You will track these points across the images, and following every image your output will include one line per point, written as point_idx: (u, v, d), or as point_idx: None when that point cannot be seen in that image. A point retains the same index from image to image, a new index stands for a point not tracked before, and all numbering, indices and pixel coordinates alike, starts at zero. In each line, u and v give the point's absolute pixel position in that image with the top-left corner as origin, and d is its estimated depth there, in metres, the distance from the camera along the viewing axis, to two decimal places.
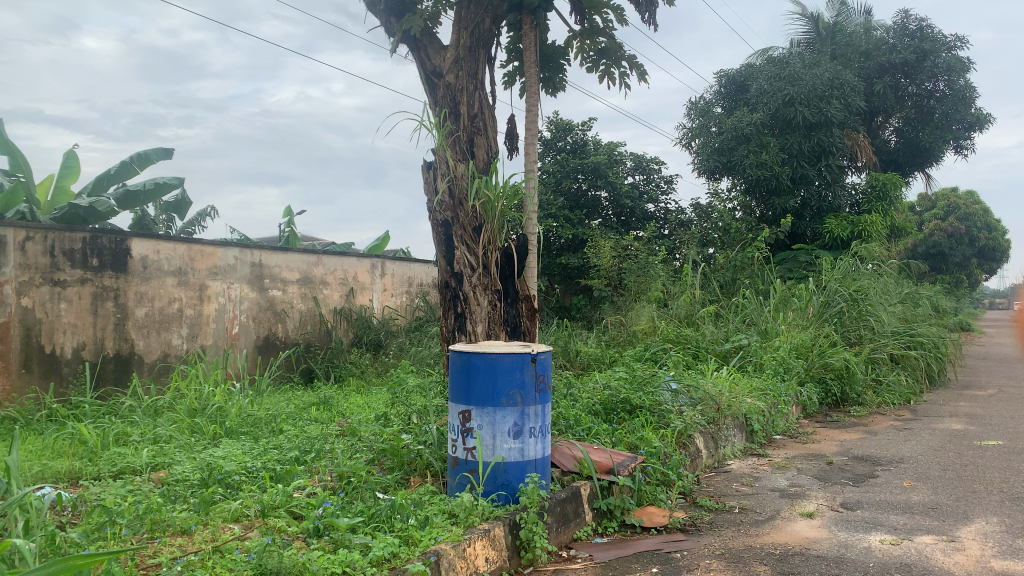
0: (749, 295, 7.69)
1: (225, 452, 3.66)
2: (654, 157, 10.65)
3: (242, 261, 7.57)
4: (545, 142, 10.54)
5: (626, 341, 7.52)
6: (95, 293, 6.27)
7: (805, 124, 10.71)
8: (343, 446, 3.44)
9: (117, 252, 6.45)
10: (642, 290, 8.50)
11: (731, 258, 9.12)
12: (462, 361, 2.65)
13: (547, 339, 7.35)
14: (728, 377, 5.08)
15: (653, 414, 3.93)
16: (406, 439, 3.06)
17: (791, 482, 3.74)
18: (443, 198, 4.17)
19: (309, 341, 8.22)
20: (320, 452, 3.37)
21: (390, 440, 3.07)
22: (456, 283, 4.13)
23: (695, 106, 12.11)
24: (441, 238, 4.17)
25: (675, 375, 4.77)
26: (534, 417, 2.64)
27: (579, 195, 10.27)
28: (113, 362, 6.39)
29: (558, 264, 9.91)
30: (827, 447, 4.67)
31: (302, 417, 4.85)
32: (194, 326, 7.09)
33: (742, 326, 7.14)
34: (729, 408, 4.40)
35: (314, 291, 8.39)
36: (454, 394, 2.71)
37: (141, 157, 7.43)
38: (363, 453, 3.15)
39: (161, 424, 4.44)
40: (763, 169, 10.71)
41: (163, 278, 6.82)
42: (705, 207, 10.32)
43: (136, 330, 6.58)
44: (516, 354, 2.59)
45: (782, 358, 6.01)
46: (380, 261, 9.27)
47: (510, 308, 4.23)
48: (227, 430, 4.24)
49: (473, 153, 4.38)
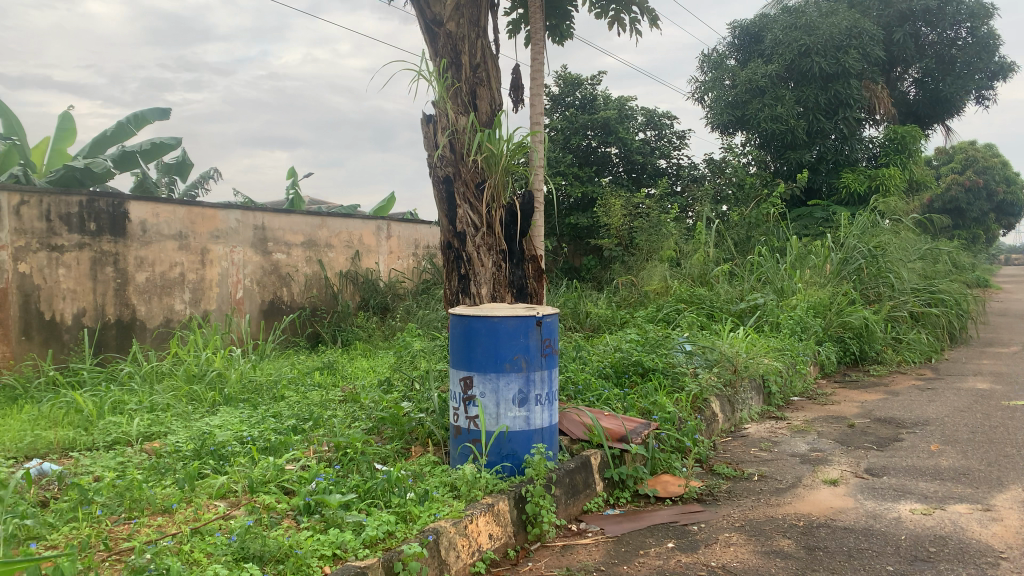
0: (764, 253, 7.47)
1: (222, 421, 3.52)
2: (665, 112, 10.34)
3: (245, 224, 7.40)
4: (553, 97, 10.25)
5: (638, 301, 7.34)
6: (93, 258, 6.13)
7: (822, 75, 10.36)
8: (343, 414, 3.30)
9: (115, 216, 6.28)
10: (654, 249, 8.33)
11: (746, 215, 8.87)
12: (462, 325, 2.48)
13: (556, 301, 7.19)
14: (745, 337, 4.90)
15: (667, 377, 3.78)
16: (407, 407, 2.91)
17: (812, 446, 3.58)
18: (444, 154, 3.96)
19: (315, 305, 8.09)
20: (319, 420, 3.22)
21: (390, 408, 2.91)
22: (458, 243, 3.95)
23: (707, 58, 11.75)
24: (443, 196, 3.98)
25: (690, 336, 4.59)
26: (539, 383, 2.48)
27: (589, 152, 10.01)
28: (114, 328, 6.27)
29: (567, 224, 9.70)
30: (848, 408, 4.50)
31: (305, 383, 4.71)
32: (197, 291, 6.96)
33: (758, 285, 6.93)
34: (746, 370, 4.23)
35: (319, 254, 8.22)
36: (454, 360, 2.54)
37: (137, 117, 7.23)
38: (362, 421, 3.00)
39: (159, 392, 4.31)
40: (778, 123, 10.40)
41: (163, 242, 6.67)
42: (719, 162, 10.07)
43: (137, 295, 6.45)
44: (520, 317, 2.42)
45: (800, 317, 5.81)
46: (386, 223, 9.08)
47: (516, 269, 4.08)
48: (227, 398, 4.11)
49: (475, 106, 4.17)
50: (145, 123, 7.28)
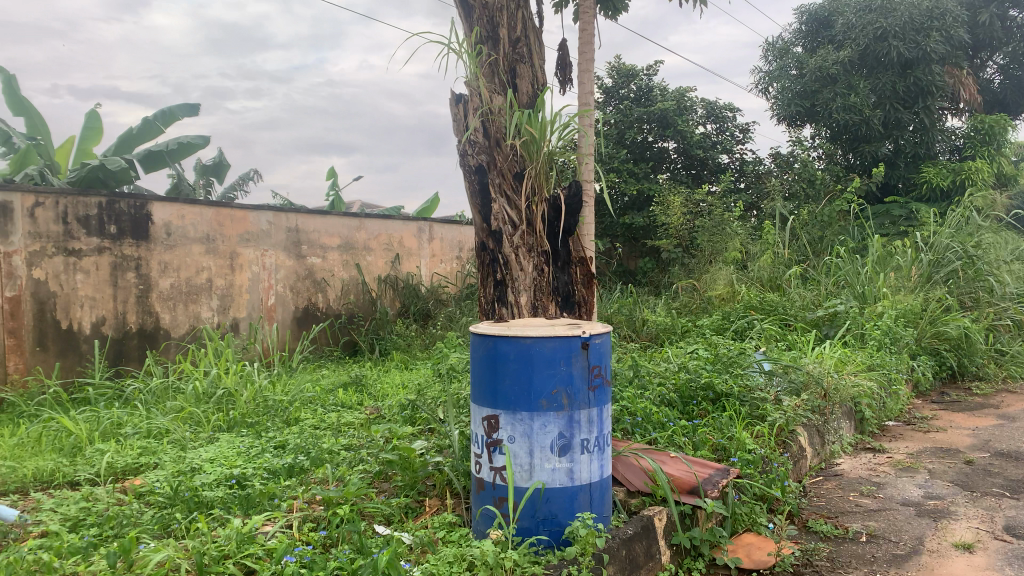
0: (841, 253, 6.74)
1: (216, 453, 3.01)
2: (726, 103, 9.60)
3: (277, 227, 6.97)
4: (606, 89, 9.59)
5: (701, 308, 6.67)
6: (114, 263, 5.74)
7: (900, 60, 9.46)
8: (353, 449, 2.76)
9: (138, 218, 5.90)
10: (717, 251, 7.66)
11: (817, 212, 8.09)
12: (487, 349, 1.92)
13: (608, 308, 6.60)
14: (832, 351, 4.20)
15: (743, 404, 3.18)
16: (422, 446, 2.36)
17: (926, 492, 2.89)
18: (475, 139, 3.41)
19: (352, 311, 7.62)
20: (322, 458, 2.68)
21: (400, 446, 2.36)
22: (493, 244, 3.38)
23: (772, 47, 10.94)
24: (475, 188, 3.43)
25: (766, 352, 3.93)
26: (586, 425, 1.89)
27: (645, 147, 9.37)
28: (136, 337, 5.89)
29: (622, 225, 9.06)
30: (958, 438, 3.77)
31: (325, 402, 4.20)
32: (226, 297, 6.54)
33: (836, 291, 6.17)
34: (837, 394, 3.54)
35: (357, 258, 7.73)
36: (476, 393, 1.98)
37: (165, 114, 6.89)
38: (367, 461, 2.46)
39: (163, 413, 3.85)
40: (851, 113, 9.58)
41: (189, 246, 6.26)
42: (787, 156, 9.27)
43: (161, 303, 6.06)
44: (560, 338, 1.85)
45: (890, 326, 5.07)
46: (428, 224, 8.56)
47: (561, 273, 3.51)
48: (234, 421, 3.62)
49: (514, 84, 3.58)
50: (173, 119, 6.93)
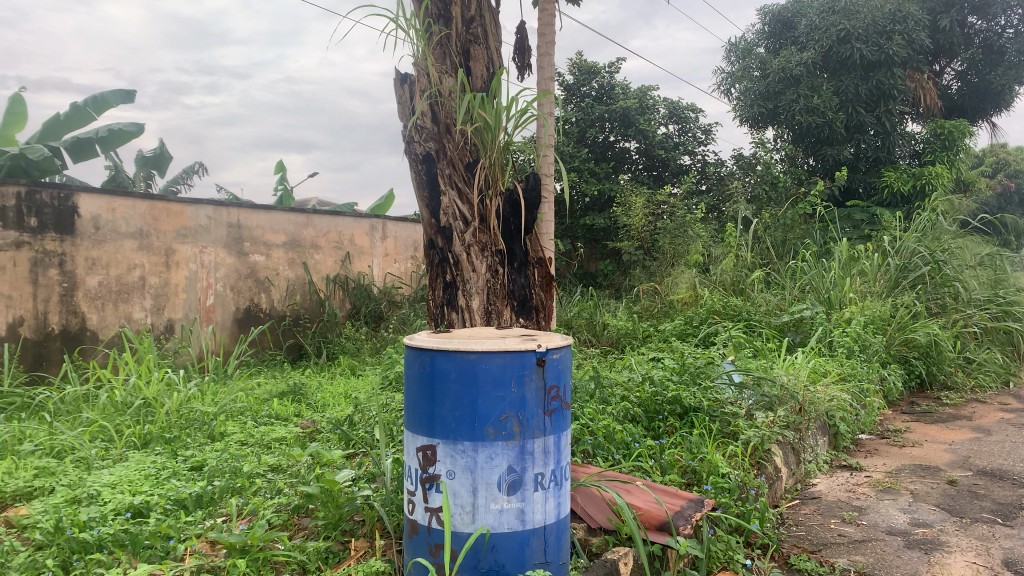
0: (806, 257, 6.55)
1: (119, 477, 2.62)
2: (689, 104, 9.38)
3: (217, 222, 6.52)
4: (567, 87, 9.31)
5: (663, 313, 6.42)
6: (35, 259, 5.28)
7: (862, 62, 9.34)
8: (274, 476, 2.42)
9: (62, 210, 5.44)
10: (679, 253, 7.46)
11: (781, 216, 7.91)
12: (423, 365, 1.60)
13: (568, 311, 6.32)
14: (805, 360, 3.96)
15: (713, 420, 2.92)
16: (349, 476, 2.04)
17: (912, 518, 2.64)
18: (423, 124, 3.07)
19: (298, 312, 7.16)
20: (237, 487, 2.35)
21: (324, 477, 2.04)
22: (443, 242, 3.05)
23: (734, 48, 10.76)
24: (423, 179, 3.09)
25: (736, 361, 3.67)
26: (541, 457, 1.59)
27: (606, 147, 9.12)
28: (59, 339, 5.43)
29: (582, 225, 8.80)
30: (935, 454, 3.56)
31: (259, 413, 3.84)
32: (160, 297, 6.09)
33: (801, 297, 5.97)
34: (812, 408, 3.28)
35: (303, 256, 7.30)
36: (411, 419, 1.66)
37: (97, 100, 6.42)
38: (287, 493, 2.13)
39: (71, 427, 3.44)
40: (814, 115, 9.41)
41: (120, 241, 5.80)
42: (749, 158, 8.98)
43: (88, 302, 5.60)
44: (511, 353, 1.54)
45: (859, 333, 4.87)
46: (382, 221, 8.14)
47: (517, 276, 3.16)
48: (151, 436, 3.23)
49: (467, 66, 3.24)
50: (106, 107, 6.47)
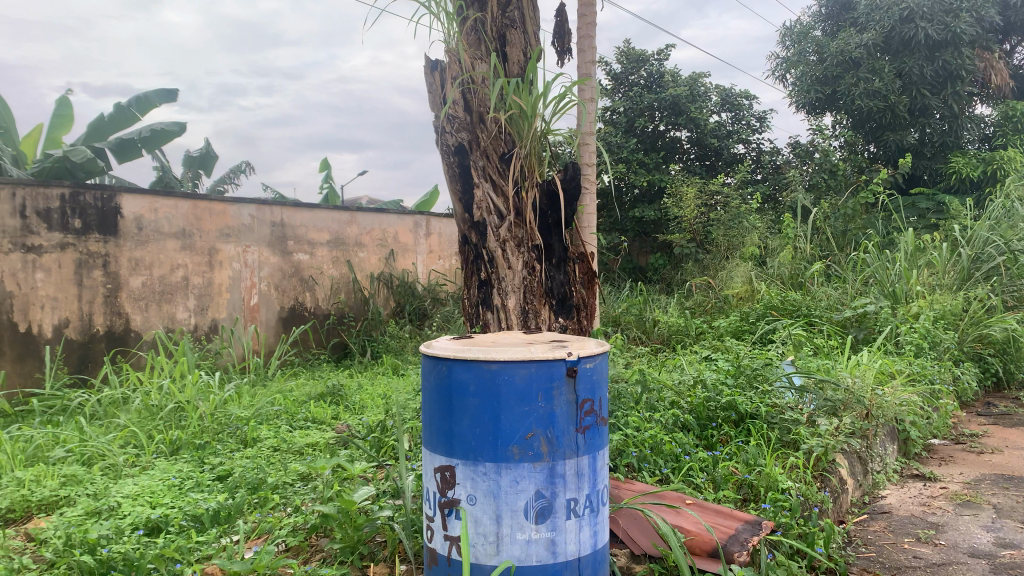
0: (869, 247, 6.19)
1: (141, 488, 2.52)
2: (742, 91, 9.03)
3: (260, 221, 6.36)
4: (615, 76, 9.07)
5: (717, 308, 6.15)
6: (78, 260, 5.23)
7: (928, 43, 8.80)
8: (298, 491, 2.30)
9: (105, 211, 5.37)
10: (733, 246, 7.17)
11: (840, 205, 7.52)
12: (440, 376, 1.44)
13: (617, 307, 6.11)
14: (871, 359, 3.67)
15: (771, 427, 2.71)
16: (368, 498, 1.91)
17: (997, 538, 2.37)
18: (455, 114, 2.91)
19: (343, 311, 6.97)
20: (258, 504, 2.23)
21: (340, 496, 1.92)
22: (477, 237, 2.88)
23: (790, 31, 10.30)
24: (455, 171, 2.93)
25: (796, 361, 3.41)
26: (574, 479, 1.40)
27: (656, 137, 8.84)
28: (104, 340, 5.37)
29: (631, 219, 8.55)
30: (1019, 462, 3.25)
31: (295, 417, 3.73)
32: (204, 297, 5.97)
33: (864, 290, 5.63)
34: (880, 413, 3.00)
35: (348, 254, 7.08)
36: (428, 436, 1.49)
37: (141, 100, 6.42)
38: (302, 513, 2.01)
39: (104, 432, 3.37)
40: (875, 100, 8.94)
41: (164, 242, 5.71)
42: (806, 146, 8.59)
43: (132, 303, 5.52)
44: (538, 362, 1.36)
45: (928, 329, 4.55)
46: (425, 218, 7.80)
47: (555, 272, 2.99)
48: (182, 442, 3.14)
49: (503, 52, 3.02)
50: (149, 106, 6.47)
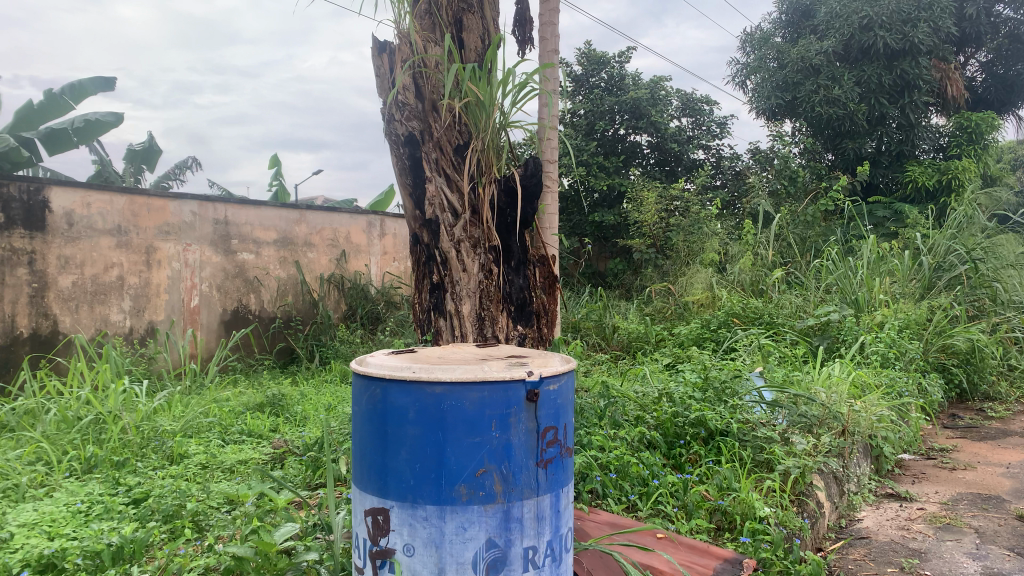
0: (830, 254, 6.10)
1: (40, 516, 2.20)
2: (703, 96, 8.92)
3: (203, 219, 5.78)
4: (575, 78, 8.87)
5: (677, 315, 6.00)
6: (1, 257, 4.65)
7: (886, 52, 8.70)
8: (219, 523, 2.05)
9: (32, 204, 4.79)
10: (694, 252, 7.05)
11: (800, 211, 7.43)
12: (374, 401, 1.20)
13: (577, 312, 5.94)
14: (841, 372, 3.51)
15: (742, 444, 2.52)
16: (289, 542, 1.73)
17: (984, 566, 2.21)
18: (405, 100, 2.66)
19: (289, 314, 6.43)
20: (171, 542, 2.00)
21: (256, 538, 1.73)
22: (429, 237, 2.65)
23: (750, 38, 10.03)
24: (405, 163, 2.69)
25: (765, 373, 3.24)
26: (532, 523, 1.18)
27: (616, 141, 8.69)
28: (29, 344, 4.78)
29: (590, 222, 8.38)
30: (991, 479, 3.13)
31: (231, 429, 3.45)
32: (140, 298, 5.38)
33: (826, 298, 5.52)
34: (856, 430, 2.86)
35: (296, 255, 6.50)
36: (360, 471, 1.26)
37: (75, 88, 6.03)
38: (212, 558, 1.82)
39: (12, 447, 3.01)
40: (835, 107, 8.73)
41: (97, 239, 5.12)
42: (766, 152, 8.50)
43: (61, 304, 4.94)
44: (491, 386, 1.14)
45: (893, 338, 4.43)
46: (380, 217, 7.23)
47: (515, 276, 2.72)
48: (97, 459, 2.81)
49: (459, 38, 2.79)
50: (83, 95, 6.09)
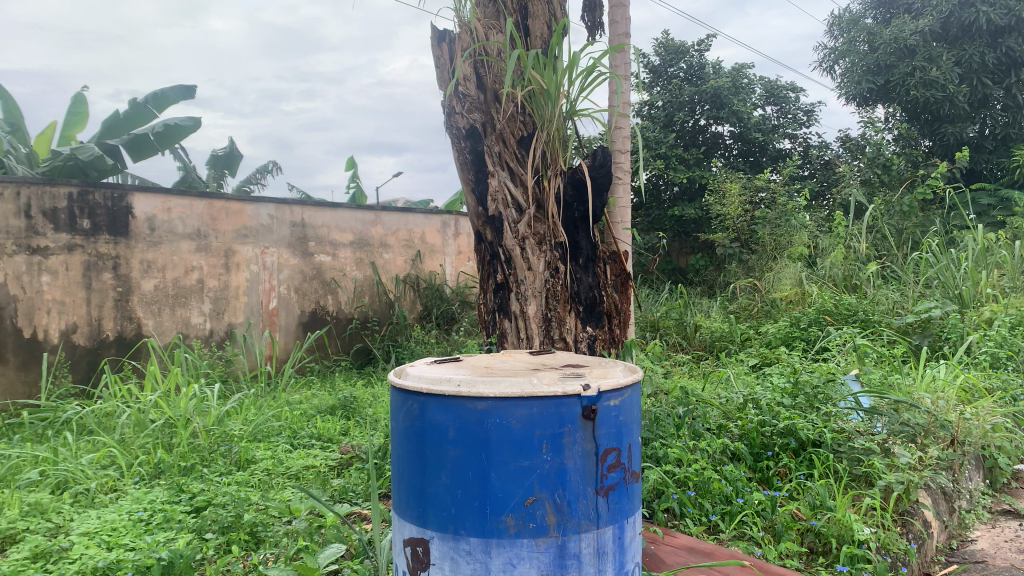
0: (931, 246, 5.65)
1: (101, 524, 2.17)
2: (789, 82, 8.51)
3: (280, 221, 5.73)
4: (653, 69, 8.62)
5: (763, 313, 5.69)
6: (88, 262, 4.70)
7: (989, 29, 7.81)
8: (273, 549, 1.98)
9: (116, 211, 4.82)
10: (781, 246, 6.71)
11: (895, 201, 6.94)
12: (416, 423, 1.28)
13: (655, 310, 5.69)
14: (948, 375, 3.20)
15: (838, 456, 2.33)
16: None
17: None
18: (466, 91, 2.55)
19: (366, 315, 6.31)
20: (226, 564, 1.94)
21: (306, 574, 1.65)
22: (493, 234, 2.54)
23: (838, 20, 9.14)
24: (467, 158, 2.60)
25: (863, 377, 2.97)
26: (589, 552, 1.23)
27: (696, 132, 8.38)
28: (115, 347, 4.83)
29: (670, 217, 8.08)
30: None
31: (301, 432, 3.40)
32: (220, 301, 5.37)
33: (926, 293, 5.10)
34: (968, 441, 2.57)
35: (372, 256, 6.39)
36: (402, 499, 1.33)
37: (157, 96, 6.16)
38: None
39: (87, 450, 3.01)
40: (932, 90, 7.88)
41: (178, 243, 5.13)
42: (857, 139, 8.00)
43: (144, 307, 4.95)
44: (543, 407, 1.19)
45: (1005, 336, 4.04)
46: (454, 216, 7.07)
47: (584, 274, 2.55)
48: (165, 465, 2.79)
49: (524, 25, 2.62)
50: (165, 102, 6.21)
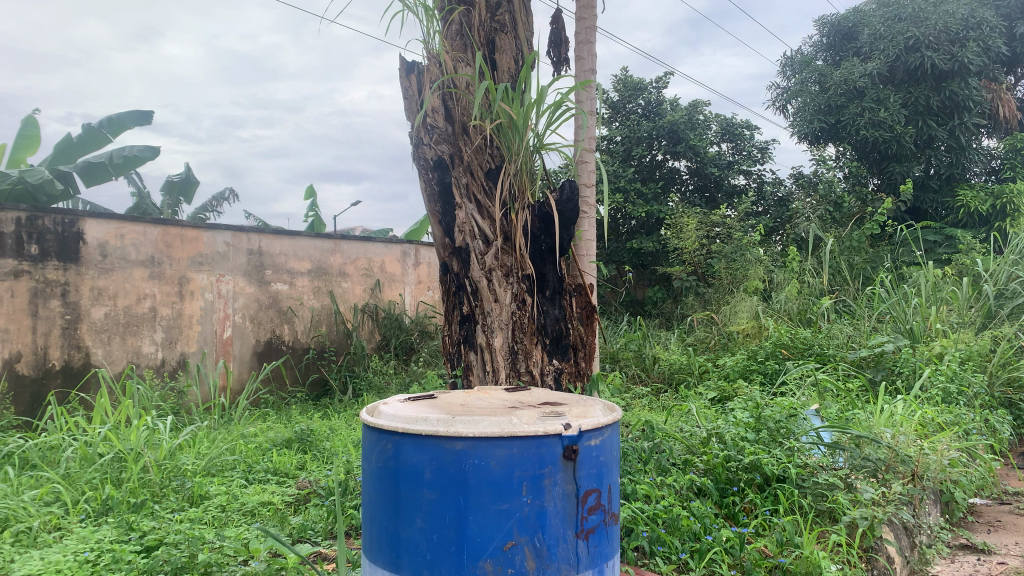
0: (883, 281, 5.77)
1: (45, 566, 2.06)
2: (744, 120, 8.71)
3: (237, 249, 5.63)
4: (612, 104, 8.74)
5: (720, 345, 5.74)
6: (34, 289, 4.54)
7: (933, 73, 8.07)
8: None
9: (67, 236, 4.68)
10: (737, 278, 6.82)
11: (846, 236, 7.10)
12: (390, 458, 1.29)
13: (614, 343, 5.71)
14: (904, 410, 3.24)
15: (801, 494, 2.38)
16: None
17: None
18: (434, 123, 2.56)
19: (323, 345, 6.21)
20: None
21: None
22: (459, 266, 2.53)
23: (790, 61, 9.42)
24: (434, 189, 2.58)
25: (822, 413, 2.99)
26: None
27: (654, 167, 8.50)
28: (61, 377, 4.65)
29: (629, 250, 8.16)
30: None
31: (258, 467, 3.31)
32: (173, 330, 5.22)
33: (879, 328, 5.20)
34: (928, 476, 2.61)
35: (330, 285, 6.31)
36: (375, 538, 1.34)
37: (113, 122, 6.04)
38: None
39: (30, 486, 2.88)
40: (880, 130, 8.08)
41: (131, 270, 4.99)
42: (810, 177, 8.20)
43: (93, 336, 4.79)
44: (523, 447, 1.20)
45: (955, 371, 4.12)
46: (414, 246, 7.04)
47: (550, 307, 2.55)
48: (114, 501, 2.69)
49: (491, 59, 2.63)
50: (121, 128, 6.10)
